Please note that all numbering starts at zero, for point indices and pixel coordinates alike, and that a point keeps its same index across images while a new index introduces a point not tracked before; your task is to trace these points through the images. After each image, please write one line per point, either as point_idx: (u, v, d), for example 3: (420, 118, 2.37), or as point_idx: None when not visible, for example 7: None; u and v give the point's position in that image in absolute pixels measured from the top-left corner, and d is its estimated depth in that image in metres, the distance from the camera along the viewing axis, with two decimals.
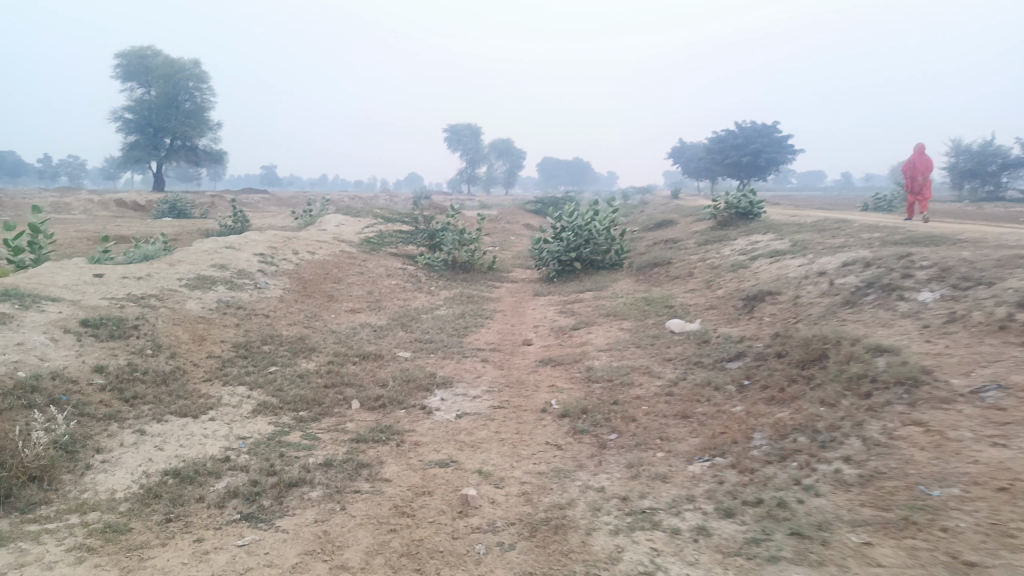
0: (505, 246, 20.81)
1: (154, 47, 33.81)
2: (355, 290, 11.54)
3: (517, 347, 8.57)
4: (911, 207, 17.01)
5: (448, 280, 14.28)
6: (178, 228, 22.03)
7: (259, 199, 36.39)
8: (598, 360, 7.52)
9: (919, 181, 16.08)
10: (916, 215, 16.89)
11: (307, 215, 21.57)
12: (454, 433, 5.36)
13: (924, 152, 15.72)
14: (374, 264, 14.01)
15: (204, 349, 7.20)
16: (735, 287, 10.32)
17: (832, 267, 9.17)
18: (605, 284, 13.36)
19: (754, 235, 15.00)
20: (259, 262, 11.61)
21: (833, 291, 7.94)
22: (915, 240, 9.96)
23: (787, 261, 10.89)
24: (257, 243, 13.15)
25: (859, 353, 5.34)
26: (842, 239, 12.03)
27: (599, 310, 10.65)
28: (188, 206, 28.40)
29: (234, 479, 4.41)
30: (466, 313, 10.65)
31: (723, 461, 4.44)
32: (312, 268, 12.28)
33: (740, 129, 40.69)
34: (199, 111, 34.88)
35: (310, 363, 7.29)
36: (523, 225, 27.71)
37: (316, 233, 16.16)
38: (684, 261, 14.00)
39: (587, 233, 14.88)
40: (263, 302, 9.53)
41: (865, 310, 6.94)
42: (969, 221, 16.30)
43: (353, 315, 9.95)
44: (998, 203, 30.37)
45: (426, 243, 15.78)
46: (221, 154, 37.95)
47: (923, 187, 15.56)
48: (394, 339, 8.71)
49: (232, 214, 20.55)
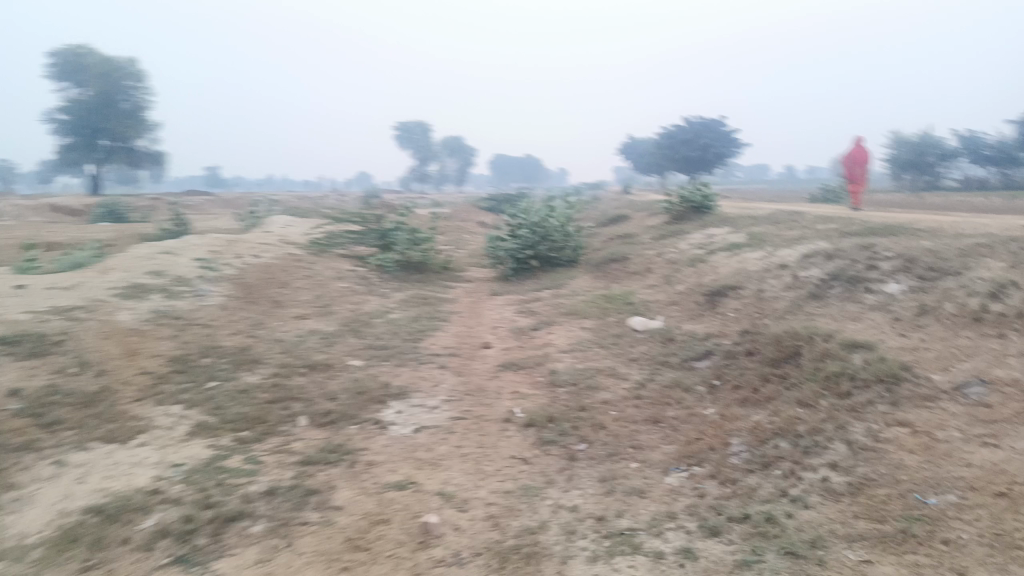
0: (459, 245, 20.36)
1: (88, 45, 32.30)
2: (303, 295, 10.99)
3: (475, 351, 8.19)
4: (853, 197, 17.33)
5: (401, 281, 13.79)
6: (113, 233, 20.94)
7: (203, 201, 35.16)
8: (561, 362, 7.20)
9: (856, 174, 16.40)
10: (862, 204, 17.19)
11: (252, 216, 20.77)
12: (412, 449, 4.96)
13: (861, 145, 16.01)
14: (324, 266, 13.44)
15: (136, 365, 6.63)
16: (696, 282, 10.13)
17: (793, 260, 9.03)
18: (563, 282, 13.05)
19: (710, 228, 14.88)
20: (199, 268, 10.97)
21: (797, 284, 7.77)
22: (872, 231, 9.91)
23: (746, 254, 10.75)
24: (197, 247, 12.45)
25: (834, 350, 5.13)
26: (799, 231, 11.97)
27: (559, 309, 10.34)
28: (127, 210, 27.19)
29: (165, 515, 3.94)
30: (421, 317, 10.22)
31: (701, 471, 4.16)
32: (257, 272, 11.67)
33: (688, 124, 41.02)
34: (137, 112, 33.50)
35: (254, 376, 6.79)
36: (477, 223, 27.29)
37: (260, 236, 15.47)
38: (642, 256, 13.80)
39: (544, 229, 14.57)
40: (203, 311, 8.95)
41: (833, 304, 6.78)
42: (908, 212, 16.62)
43: (301, 322, 9.41)
44: (937, 193, 31.16)
45: (378, 244, 15.26)
46: (162, 155, 36.53)
47: (861, 178, 15.86)
48: (345, 347, 8.23)
49: (172, 217, 19.63)
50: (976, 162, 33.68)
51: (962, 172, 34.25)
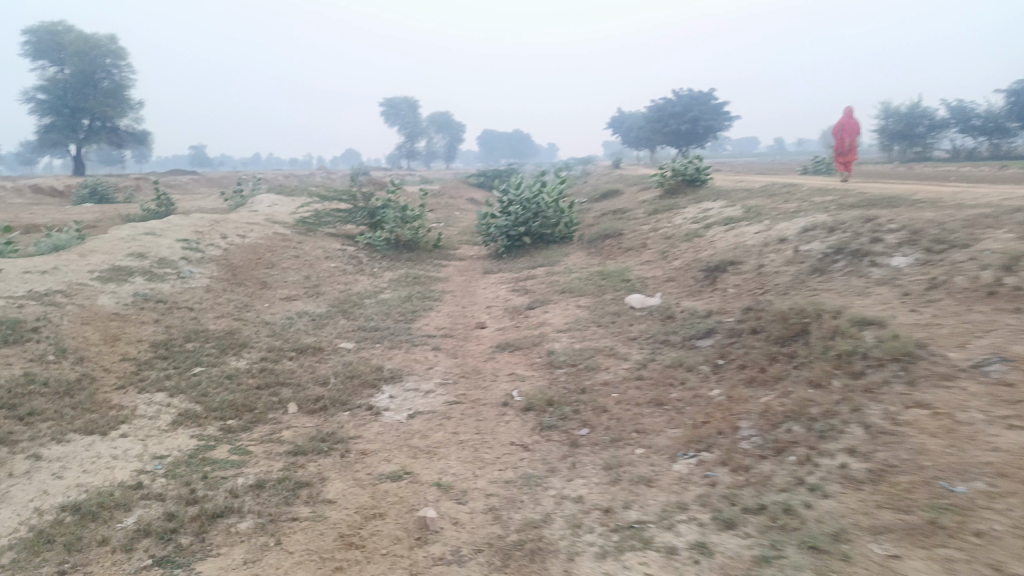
0: (450, 223, 20.07)
1: (65, 22, 31.48)
2: (291, 275, 10.71)
3: (469, 331, 7.97)
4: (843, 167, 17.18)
5: (391, 260, 13.52)
6: (97, 215, 20.53)
7: (189, 181, 34.65)
8: (558, 342, 6.99)
9: (847, 144, 16.23)
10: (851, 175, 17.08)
11: (238, 195, 20.38)
12: (406, 437, 4.75)
13: (850, 115, 15.83)
14: (312, 246, 13.14)
15: (117, 351, 6.37)
16: (693, 257, 9.91)
17: (792, 233, 8.81)
18: (556, 259, 12.82)
19: (705, 202, 14.64)
20: (183, 250, 10.66)
21: (799, 258, 7.57)
22: (871, 202, 9.70)
23: (743, 228, 10.54)
24: (181, 228, 12.13)
25: (844, 327, 4.93)
26: (795, 203, 11.76)
27: (553, 287, 10.12)
28: (111, 190, 26.72)
29: (146, 512, 3.71)
30: (412, 296, 9.97)
31: (711, 457, 3.97)
32: (243, 253, 11.38)
33: (678, 97, 40.62)
34: (119, 90, 32.83)
35: (241, 361, 6.54)
36: (467, 200, 26.95)
37: (247, 215, 15.13)
38: (636, 232, 13.57)
39: (536, 206, 14.31)
40: (187, 294, 8.67)
41: (837, 279, 6.58)
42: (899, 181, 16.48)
43: (289, 303, 9.16)
44: (927, 163, 31.05)
45: (366, 222, 14.96)
46: (146, 134, 35.85)
47: (851, 148, 15.71)
48: (335, 329, 7.99)
49: (156, 197, 19.24)
50: (966, 132, 33.51)
51: (952, 142, 34.12)
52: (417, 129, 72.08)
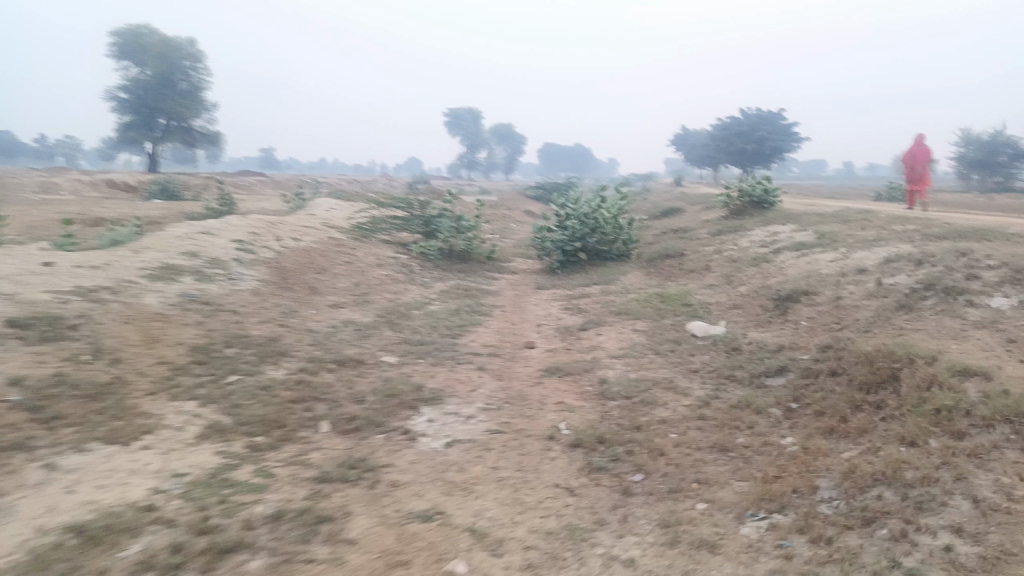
0: (505, 235, 19.76)
1: (149, 24, 32.55)
2: (341, 282, 10.51)
3: (518, 351, 7.56)
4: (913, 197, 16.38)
5: (443, 270, 13.25)
6: (163, 211, 21.00)
7: (255, 182, 35.41)
8: (612, 370, 6.51)
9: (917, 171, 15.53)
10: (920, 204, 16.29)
11: (298, 197, 20.52)
12: (442, 469, 4.36)
13: (921, 142, 15.17)
14: (365, 252, 12.98)
15: (154, 353, 6.18)
16: (760, 284, 9.29)
17: (872, 265, 8.13)
18: (613, 277, 12.33)
19: (773, 225, 13.94)
20: (235, 250, 10.58)
21: (881, 293, 6.92)
22: (960, 234, 8.93)
23: (816, 255, 9.86)
24: (237, 228, 12.10)
25: (941, 376, 4.33)
26: (873, 231, 11.00)
27: (609, 308, 9.63)
28: (180, 188, 27.38)
29: (154, 540, 3.40)
30: (462, 310, 9.63)
31: (786, 522, 3.45)
32: (295, 256, 11.24)
33: (745, 116, 39.62)
34: (195, 92, 33.78)
35: (278, 371, 6.28)
36: (524, 212, 26.63)
37: (303, 218, 15.11)
38: (698, 253, 12.97)
39: (594, 221, 13.85)
40: (234, 296, 8.50)
41: (927, 318, 5.93)
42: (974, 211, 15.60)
43: (335, 311, 8.92)
44: (1009, 194, 29.41)
45: (421, 231, 14.73)
46: (217, 135, 36.77)
47: (921, 176, 14.96)
48: (379, 341, 7.69)
49: (219, 196, 19.49)
50: None
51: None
52: (479, 139, 72.33)
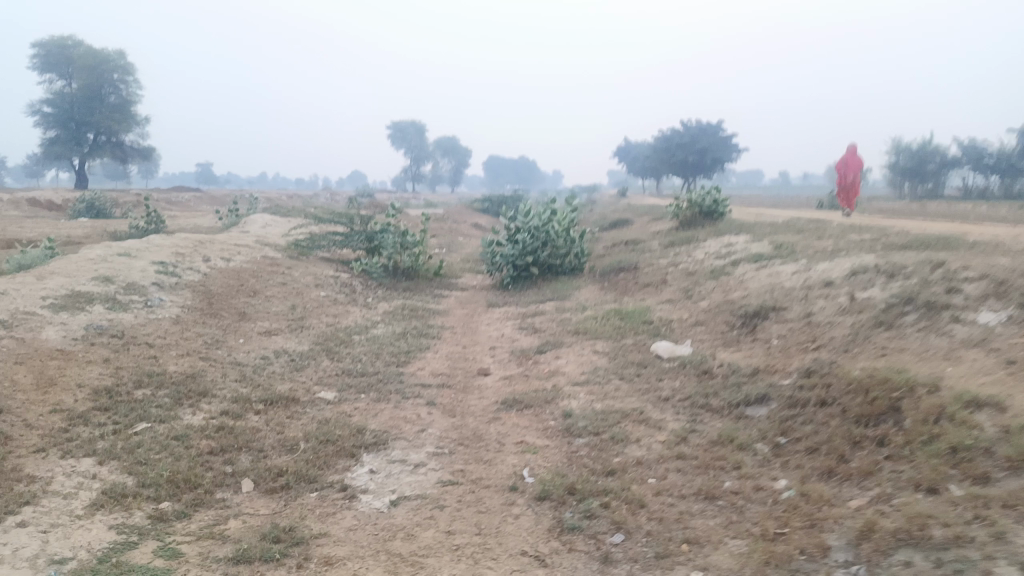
0: (452, 249, 19.05)
1: (76, 36, 30.88)
2: (275, 305, 9.67)
3: (470, 379, 6.91)
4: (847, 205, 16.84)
5: (387, 289, 12.49)
6: (86, 230, 19.63)
7: (190, 197, 33.88)
8: (575, 401, 5.91)
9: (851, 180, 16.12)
10: (853, 211, 16.83)
11: (233, 213, 19.43)
12: (387, 537, 3.67)
13: (856, 152, 15.73)
14: (302, 271, 12.11)
15: (46, 399, 5.29)
16: (723, 299, 8.86)
17: (839, 278, 7.76)
18: (567, 292, 11.78)
19: (727, 236, 13.66)
20: (156, 273, 9.63)
21: (856, 308, 6.52)
22: (923, 244, 8.67)
23: (777, 267, 9.50)
24: (160, 249, 11.10)
25: (950, 407, 3.87)
26: (830, 241, 10.74)
27: (565, 327, 9.06)
28: (108, 205, 25.86)
29: None
30: (408, 333, 8.91)
31: None
32: (225, 278, 10.35)
33: (687, 127, 39.99)
34: (125, 105, 32.17)
35: (196, 415, 5.47)
36: (472, 225, 26.01)
37: (236, 236, 14.12)
38: (653, 266, 12.56)
39: (545, 234, 13.29)
40: (151, 326, 7.61)
41: (911, 337, 5.52)
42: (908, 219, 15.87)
43: (267, 339, 8.10)
44: (939, 201, 30.01)
45: (364, 247, 13.93)
46: (150, 149, 35.10)
47: (853, 184, 15.40)
48: (315, 373, 6.93)
49: (146, 213, 18.27)
50: (976, 170, 31.85)
51: (963, 180, 32.90)
52: (423, 152, 71.57)
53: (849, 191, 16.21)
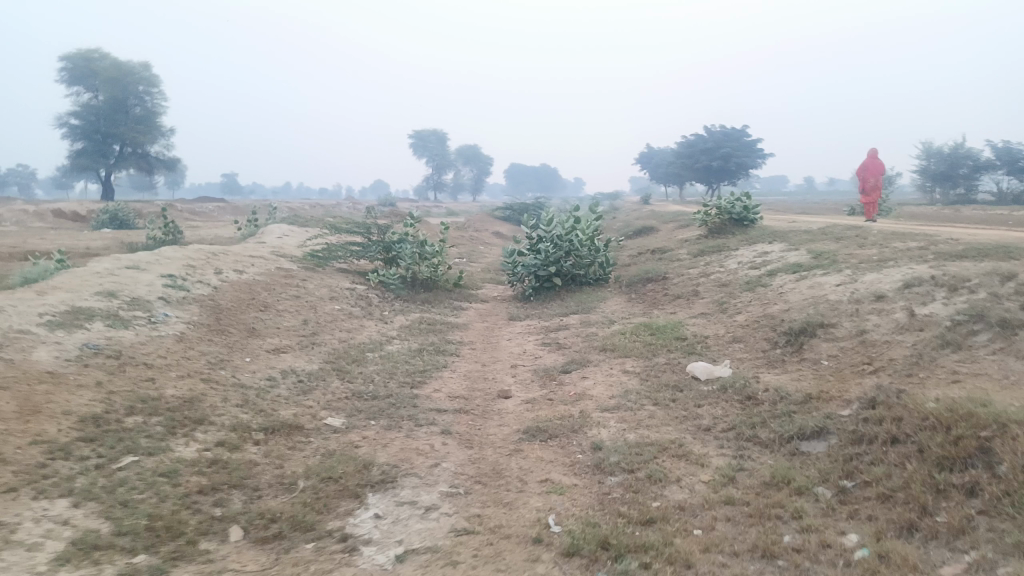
0: (473, 259, 18.55)
1: (102, 49, 31.02)
2: (286, 320, 9.22)
3: (489, 403, 6.38)
4: (868, 210, 16.35)
5: (405, 301, 12.02)
6: (106, 242, 19.43)
7: (213, 208, 33.83)
8: (606, 430, 5.34)
9: (870, 184, 15.69)
10: (875, 215, 16.32)
11: (252, 223, 19.08)
12: None
13: (876, 156, 15.24)
14: (316, 284, 11.65)
15: (27, 428, 4.84)
16: (761, 313, 8.25)
17: (891, 290, 7.12)
18: (592, 304, 11.21)
19: (759, 244, 13.03)
20: (163, 288, 9.22)
21: (916, 325, 5.89)
22: (980, 253, 7.99)
23: (818, 278, 8.85)
24: (170, 262, 10.72)
25: None
26: (873, 250, 10.08)
27: (592, 343, 8.50)
28: (131, 216, 25.77)
29: None
30: (424, 350, 8.40)
31: None
32: (236, 292, 9.93)
33: (711, 133, 39.29)
34: (150, 116, 32.24)
35: (190, 447, 5.00)
36: (494, 234, 25.55)
37: (251, 247, 13.75)
38: (683, 276, 11.97)
39: (569, 244, 12.72)
40: (152, 345, 7.17)
41: (985, 359, 4.89)
42: (937, 225, 15.27)
43: (276, 357, 7.64)
44: (970, 207, 29.04)
45: (381, 258, 13.46)
46: (174, 159, 35.04)
47: (874, 190, 15.19)
48: (324, 396, 6.45)
49: (163, 224, 18.01)
50: (1012, 174, 30.97)
51: (997, 184, 31.79)
52: (445, 161, 71.40)
53: (869, 195, 16.02)
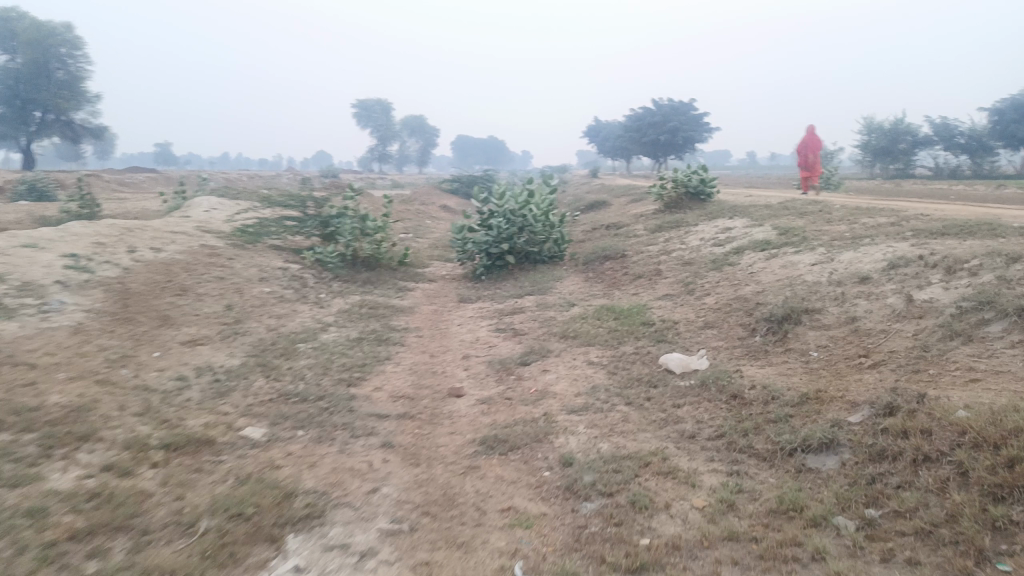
0: (420, 234, 17.58)
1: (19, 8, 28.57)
2: (207, 306, 8.16)
3: (438, 405, 5.55)
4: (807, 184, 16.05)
5: (345, 282, 11.03)
6: (18, 216, 17.71)
7: (144, 179, 31.82)
8: (575, 439, 4.59)
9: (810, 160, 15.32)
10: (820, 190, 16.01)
11: (180, 195, 17.59)
12: None
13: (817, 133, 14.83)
14: (245, 263, 10.56)
15: None
16: (733, 296, 7.59)
17: (878, 271, 6.52)
18: (548, 284, 10.44)
19: (719, 220, 12.44)
20: (63, 270, 8.06)
21: (915, 313, 5.30)
22: (962, 230, 7.49)
23: (790, 257, 8.25)
24: (77, 239, 9.49)
25: None
26: (841, 227, 9.54)
27: (551, 329, 7.74)
28: (51, 188, 23.82)
29: None
30: (364, 339, 7.49)
31: None
32: (151, 274, 8.80)
33: (660, 106, 38.76)
34: (73, 82, 29.95)
35: (68, 474, 4.03)
36: (442, 208, 24.53)
37: (175, 222, 12.48)
38: (642, 254, 11.29)
39: (522, 219, 11.88)
40: (39, 340, 6.08)
41: (1006, 354, 4.30)
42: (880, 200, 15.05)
43: (191, 351, 6.65)
44: (910, 181, 29.22)
45: (319, 233, 12.40)
46: (101, 128, 32.73)
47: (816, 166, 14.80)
48: (245, 398, 5.53)
49: (81, 196, 16.43)
50: (950, 149, 31.32)
51: (935, 159, 32.17)
52: (390, 132, 69.39)
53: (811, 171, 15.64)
